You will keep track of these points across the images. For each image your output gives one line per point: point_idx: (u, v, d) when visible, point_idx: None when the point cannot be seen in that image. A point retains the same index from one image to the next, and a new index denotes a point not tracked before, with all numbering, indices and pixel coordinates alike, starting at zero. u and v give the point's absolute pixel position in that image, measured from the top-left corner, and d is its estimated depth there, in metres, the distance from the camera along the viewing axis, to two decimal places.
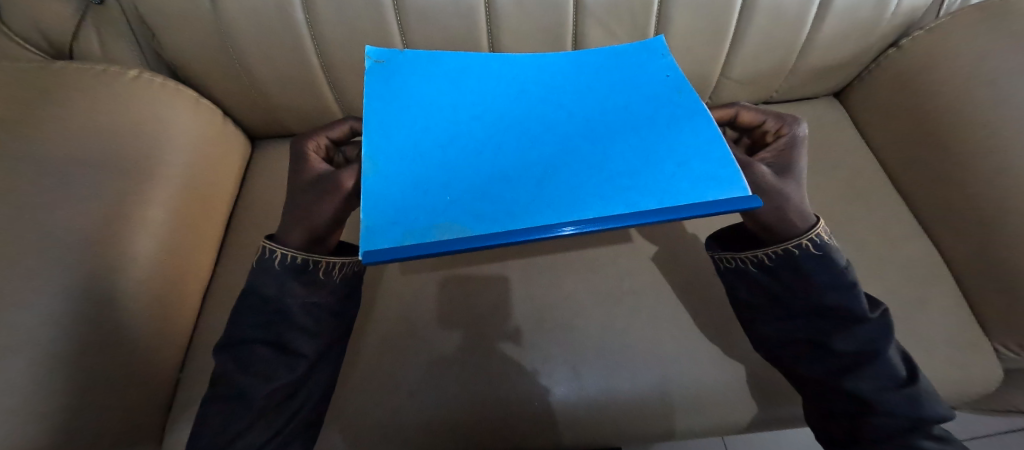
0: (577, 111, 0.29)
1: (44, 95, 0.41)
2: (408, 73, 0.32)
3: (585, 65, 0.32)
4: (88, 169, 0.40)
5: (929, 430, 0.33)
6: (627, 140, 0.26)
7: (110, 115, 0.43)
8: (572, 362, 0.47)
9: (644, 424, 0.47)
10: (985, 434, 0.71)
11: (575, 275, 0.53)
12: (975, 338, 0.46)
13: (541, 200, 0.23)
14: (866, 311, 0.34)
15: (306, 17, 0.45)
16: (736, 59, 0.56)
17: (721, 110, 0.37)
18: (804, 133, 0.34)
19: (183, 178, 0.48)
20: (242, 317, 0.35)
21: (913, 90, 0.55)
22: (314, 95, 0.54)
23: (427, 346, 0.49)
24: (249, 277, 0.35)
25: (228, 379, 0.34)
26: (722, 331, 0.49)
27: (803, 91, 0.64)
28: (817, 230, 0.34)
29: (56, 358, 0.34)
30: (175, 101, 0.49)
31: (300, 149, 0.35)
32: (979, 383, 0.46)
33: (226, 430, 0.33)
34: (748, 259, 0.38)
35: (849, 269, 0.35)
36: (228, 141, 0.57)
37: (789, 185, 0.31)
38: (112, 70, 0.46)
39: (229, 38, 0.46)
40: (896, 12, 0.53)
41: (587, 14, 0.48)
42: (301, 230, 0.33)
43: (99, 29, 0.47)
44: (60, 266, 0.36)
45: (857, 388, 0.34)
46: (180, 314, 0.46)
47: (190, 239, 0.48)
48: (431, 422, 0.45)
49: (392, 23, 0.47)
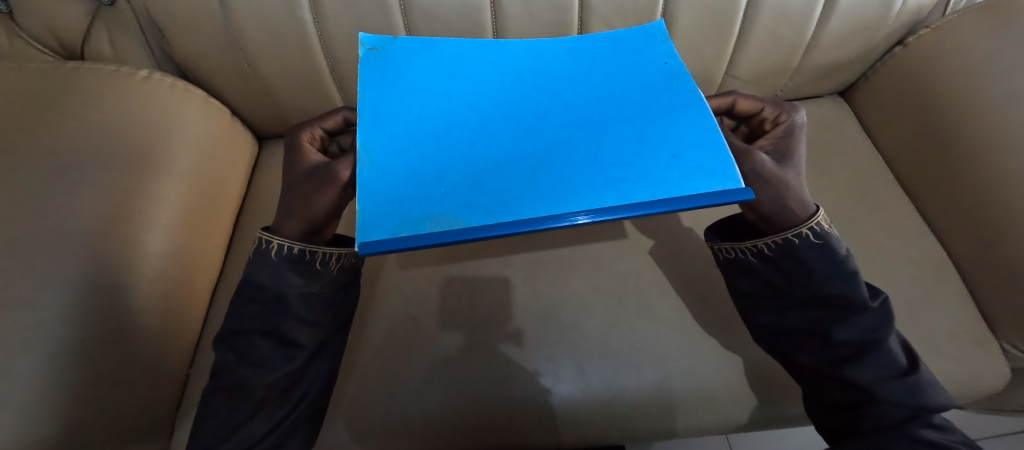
0: (572, 101, 0.29)
1: (58, 97, 0.42)
2: (402, 60, 0.31)
3: (582, 52, 0.32)
4: (101, 168, 0.41)
5: (927, 419, 0.33)
6: (622, 130, 0.26)
7: (121, 114, 0.44)
8: (574, 358, 0.48)
9: (645, 423, 0.46)
10: (996, 434, 0.70)
11: (575, 271, 0.53)
12: (981, 336, 0.46)
13: (534, 190, 0.23)
14: (867, 299, 0.35)
15: (314, 18, 0.46)
16: (740, 59, 0.56)
17: (719, 99, 0.37)
18: (802, 120, 0.34)
19: (192, 176, 0.48)
20: (241, 308, 0.36)
21: (919, 88, 0.54)
22: (319, 94, 0.55)
23: (426, 340, 0.49)
24: (247, 268, 0.36)
25: (228, 370, 0.35)
26: (724, 327, 0.49)
27: (808, 89, 0.63)
28: (818, 219, 0.33)
29: (65, 351, 0.35)
30: (184, 101, 0.50)
31: (295, 141, 0.36)
32: (984, 381, 0.45)
33: (227, 419, 0.34)
34: (747, 249, 0.38)
35: (849, 258, 0.35)
36: (237, 139, 0.58)
37: (790, 172, 0.31)
38: (123, 70, 0.47)
39: (237, 39, 0.47)
40: (902, 11, 0.52)
41: (592, 12, 0.48)
42: (298, 220, 0.34)
43: (111, 30, 0.48)
44: (70, 263, 0.37)
45: (857, 377, 0.34)
46: (191, 309, 0.47)
47: (198, 236, 0.49)
48: (432, 417, 0.45)
49: (399, 22, 0.47)
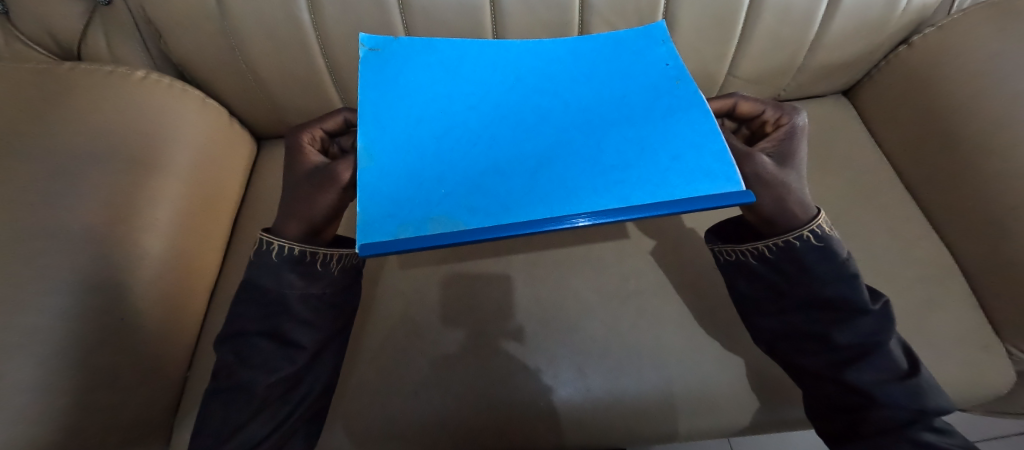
0: (573, 102, 0.28)
1: (55, 97, 0.42)
2: (403, 61, 0.31)
3: (583, 52, 0.31)
4: (100, 170, 0.41)
5: (928, 423, 0.33)
6: (623, 131, 0.26)
7: (119, 115, 0.44)
8: (575, 360, 0.47)
9: (647, 425, 0.46)
10: (998, 435, 0.70)
11: (576, 272, 0.53)
12: (986, 338, 0.45)
13: (535, 192, 0.23)
14: (868, 302, 0.34)
15: (312, 17, 0.46)
16: (743, 59, 0.55)
17: (719, 101, 0.36)
18: (803, 123, 0.33)
19: (190, 177, 0.48)
20: (242, 310, 0.35)
21: (924, 87, 0.54)
22: (319, 94, 0.54)
23: (427, 341, 0.49)
24: (248, 269, 0.36)
25: (229, 371, 0.35)
26: (726, 328, 0.49)
27: (811, 89, 0.63)
28: (818, 222, 0.33)
29: (64, 354, 0.35)
30: (182, 102, 0.50)
31: (295, 142, 0.36)
32: (990, 384, 0.45)
33: (228, 421, 0.34)
34: (748, 251, 0.37)
35: (850, 260, 0.35)
36: (236, 140, 0.57)
37: (790, 175, 0.31)
38: (120, 71, 0.47)
39: (235, 39, 0.47)
40: (907, 9, 0.52)
41: (592, 13, 0.48)
42: (299, 222, 0.33)
43: (107, 29, 0.48)
44: (66, 265, 0.36)
45: (856, 380, 0.34)
46: (191, 310, 0.47)
47: (197, 236, 0.48)
48: (433, 419, 0.45)
49: (398, 22, 0.47)
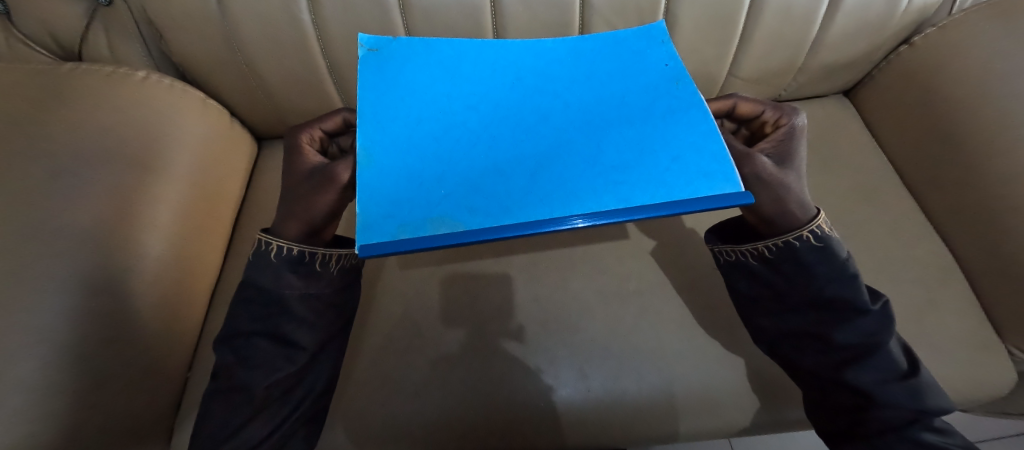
0: (572, 102, 0.28)
1: (56, 97, 0.42)
2: (403, 62, 0.31)
3: (583, 53, 0.31)
4: (100, 170, 0.41)
5: (928, 423, 0.33)
6: (622, 131, 0.26)
7: (119, 115, 0.44)
8: (575, 359, 0.47)
9: (647, 425, 0.46)
10: (998, 436, 0.69)
11: (576, 272, 0.53)
12: (987, 339, 0.45)
13: (534, 192, 0.23)
14: (868, 302, 0.34)
15: (313, 18, 0.46)
16: (743, 59, 0.55)
17: (718, 102, 0.36)
18: (803, 123, 0.33)
19: (190, 177, 0.48)
20: (242, 310, 0.36)
21: (924, 87, 0.54)
22: (319, 95, 0.54)
23: (427, 341, 0.49)
24: (248, 270, 0.36)
25: (229, 371, 0.35)
26: (726, 328, 0.49)
27: (811, 89, 0.63)
28: (818, 222, 0.33)
29: (65, 354, 0.35)
30: (183, 102, 0.50)
31: (295, 142, 0.36)
32: (990, 385, 0.45)
33: (228, 420, 0.34)
34: (747, 252, 0.37)
35: (850, 261, 0.35)
36: (236, 140, 0.58)
37: (790, 175, 0.31)
38: (121, 71, 0.47)
39: (235, 39, 0.47)
40: (908, 9, 0.52)
41: (592, 12, 0.48)
42: (298, 222, 0.34)
43: (108, 30, 0.48)
44: (67, 265, 0.36)
45: (857, 380, 0.34)
46: (191, 310, 0.47)
47: (197, 236, 0.49)
48: (433, 418, 0.45)
49: (399, 22, 0.47)
